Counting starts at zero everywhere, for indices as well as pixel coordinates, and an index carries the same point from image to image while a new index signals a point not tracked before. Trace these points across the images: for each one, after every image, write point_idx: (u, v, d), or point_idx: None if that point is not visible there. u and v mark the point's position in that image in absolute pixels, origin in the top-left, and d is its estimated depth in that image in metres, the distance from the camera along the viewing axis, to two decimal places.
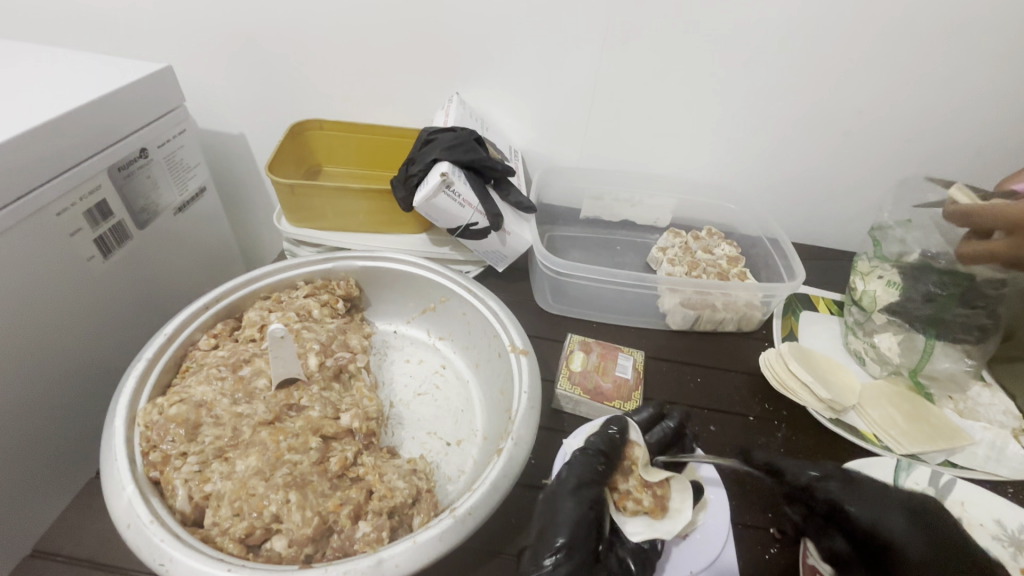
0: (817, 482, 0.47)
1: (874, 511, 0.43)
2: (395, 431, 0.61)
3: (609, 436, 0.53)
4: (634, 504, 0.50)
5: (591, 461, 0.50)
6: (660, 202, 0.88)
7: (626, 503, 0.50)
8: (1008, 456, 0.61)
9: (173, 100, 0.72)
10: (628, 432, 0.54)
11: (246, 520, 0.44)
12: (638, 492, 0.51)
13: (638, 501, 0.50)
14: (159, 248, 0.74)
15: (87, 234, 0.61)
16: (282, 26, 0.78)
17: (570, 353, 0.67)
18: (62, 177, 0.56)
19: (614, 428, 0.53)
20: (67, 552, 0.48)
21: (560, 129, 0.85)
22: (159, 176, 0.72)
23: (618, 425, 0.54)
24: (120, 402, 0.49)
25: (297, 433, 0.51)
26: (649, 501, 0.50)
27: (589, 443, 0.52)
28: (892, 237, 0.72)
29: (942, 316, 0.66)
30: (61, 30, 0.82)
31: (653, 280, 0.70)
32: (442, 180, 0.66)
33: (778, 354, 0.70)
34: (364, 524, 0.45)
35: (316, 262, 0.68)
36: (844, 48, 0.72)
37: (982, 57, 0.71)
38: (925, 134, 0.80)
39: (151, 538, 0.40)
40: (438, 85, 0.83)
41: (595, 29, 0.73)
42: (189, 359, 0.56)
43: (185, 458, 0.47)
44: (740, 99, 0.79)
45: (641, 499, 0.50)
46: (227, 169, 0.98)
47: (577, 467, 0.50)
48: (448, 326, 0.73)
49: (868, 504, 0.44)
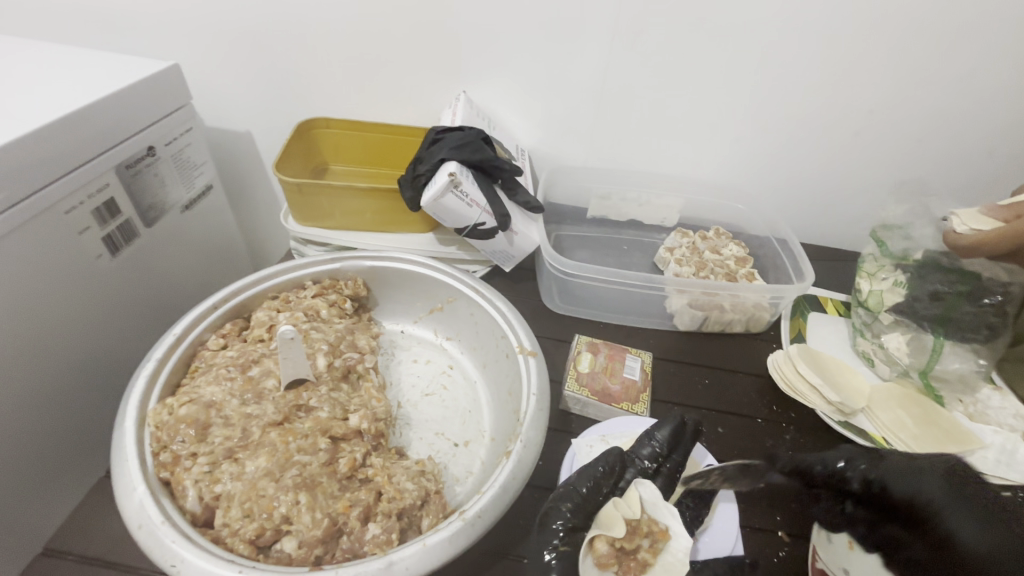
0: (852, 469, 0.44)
1: (912, 485, 0.39)
2: (403, 432, 0.61)
3: (613, 460, 0.52)
4: (651, 544, 0.47)
5: (589, 493, 0.49)
6: (668, 202, 0.88)
7: (654, 551, 0.47)
8: (1018, 460, 0.59)
9: (180, 98, 0.72)
10: (642, 446, 0.54)
11: (256, 521, 0.44)
12: (647, 531, 0.48)
13: (649, 526, 0.48)
14: (167, 246, 0.74)
15: (96, 232, 0.61)
16: (289, 24, 0.78)
17: (577, 353, 0.67)
18: (70, 176, 0.56)
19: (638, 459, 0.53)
20: (78, 550, 0.48)
21: (568, 128, 0.85)
22: (166, 174, 0.72)
23: (610, 461, 0.51)
24: (130, 402, 0.49)
25: (306, 434, 0.51)
26: (649, 536, 0.47)
27: (573, 482, 0.50)
28: (897, 235, 0.71)
29: (951, 315, 0.65)
30: (71, 29, 0.82)
31: (660, 281, 0.69)
32: (449, 180, 0.66)
33: (787, 355, 0.69)
34: (374, 526, 0.46)
35: (324, 262, 0.68)
36: (854, 48, 0.72)
37: (996, 58, 0.71)
38: (938, 136, 0.79)
39: (163, 538, 0.40)
40: (445, 83, 0.82)
41: (604, 26, 0.73)
42: (198, 359, 0.57)
43: (196, 458, 0.47)
44: (750, 98, 0.78)
45: (653, 532, 0.48)
46: (234, 166, 0.98)
47: (581, 481, 0.50)
48: (455, 326, 0.73)
49: (905, 478, 0.40)
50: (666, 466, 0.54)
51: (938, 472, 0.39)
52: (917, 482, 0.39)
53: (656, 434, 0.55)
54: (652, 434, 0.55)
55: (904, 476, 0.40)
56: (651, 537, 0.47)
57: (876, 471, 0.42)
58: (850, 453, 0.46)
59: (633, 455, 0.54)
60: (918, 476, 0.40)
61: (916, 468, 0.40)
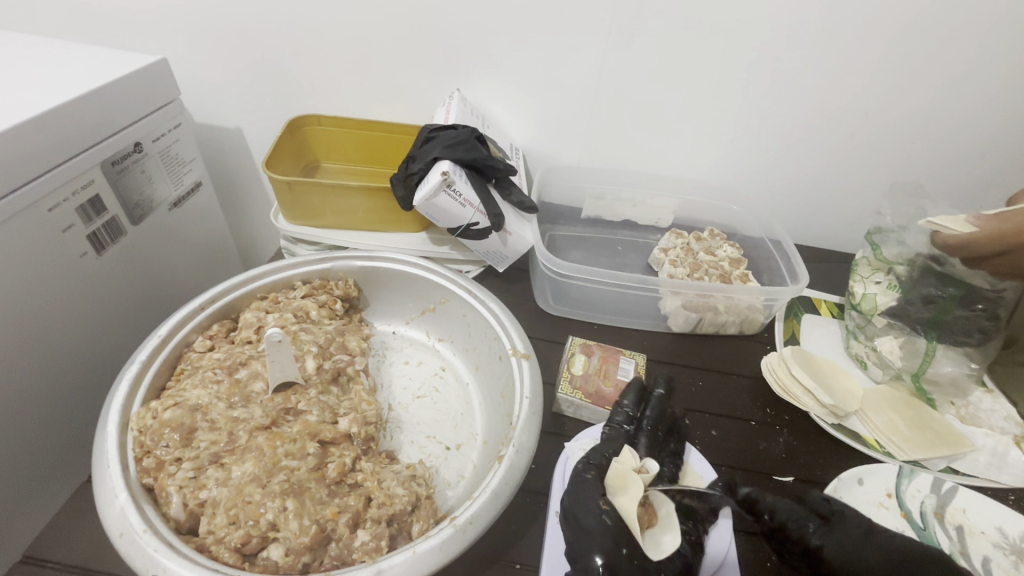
0: (795, 522, 0.47)
1: (853, 555, 0.44)
2: (394, 435, 0.61)
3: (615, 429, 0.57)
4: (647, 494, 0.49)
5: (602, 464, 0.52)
6: (662, 203, 0.87)
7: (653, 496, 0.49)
8: (1009, 463, 0.61)
9: (168, 94, 0.70)
10: (618, 414, 0.58)
11: (242, 528, 0.43)
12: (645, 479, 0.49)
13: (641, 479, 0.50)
14: (154, 245, 0.73)
15: (80, 230, 0.59)
16: (280, 19, 0.77)
17: (570, 356, 0.66)
18: (53, 173, 0.55)
19: (622, 423, 0.58)
20: (59, 558, 0.47)
21: (562, 128, 0.84)
22: (154, 171, 0.71)
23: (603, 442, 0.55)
24: (112, 406, 0.48)
25: (294, 438, 0.50)
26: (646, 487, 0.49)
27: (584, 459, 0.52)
28: (892, 239, 0.70)
29: (943, 319, 0.65)
30: (57, 23, 0.80)
31: (654, 282, 0.69)
32: (442, 180, 0.64)
33: (780, 358, 0.69)
34: (363, 533, 0.45)
35: (314, 262, 0.68)
36: (852, 49, 0.71)
37: (992, 61, 0.71)
38: (931, 138, 0.79)
39: (145, 547, 0.39)
40: (438, 81, 0.81)
41: (600, 25, 0.72)
42: (184, 362, 0.56)
43: (180, 463, 0.47)
44: (744, 99, 0.78)
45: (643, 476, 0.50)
46: (222, 163, 0.97)
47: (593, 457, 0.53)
48: (448, 327, 0.72)
49: (848, 547, 0.44)
50: (642, 423, 0.58)
51: (882, 554, 0.43)
52: (858, 552, 0.44)
53: (623, 401, 0.60)
54: (619, 402, 0.60)
55: (852, 547, 0.44)
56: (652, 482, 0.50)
57: (820, 534, 0.46)
58: (797, 510, 0.47)
59: (609, 420, 0.58)
60: (837, 529, 0.46)
61: (861, 544, 0.44)
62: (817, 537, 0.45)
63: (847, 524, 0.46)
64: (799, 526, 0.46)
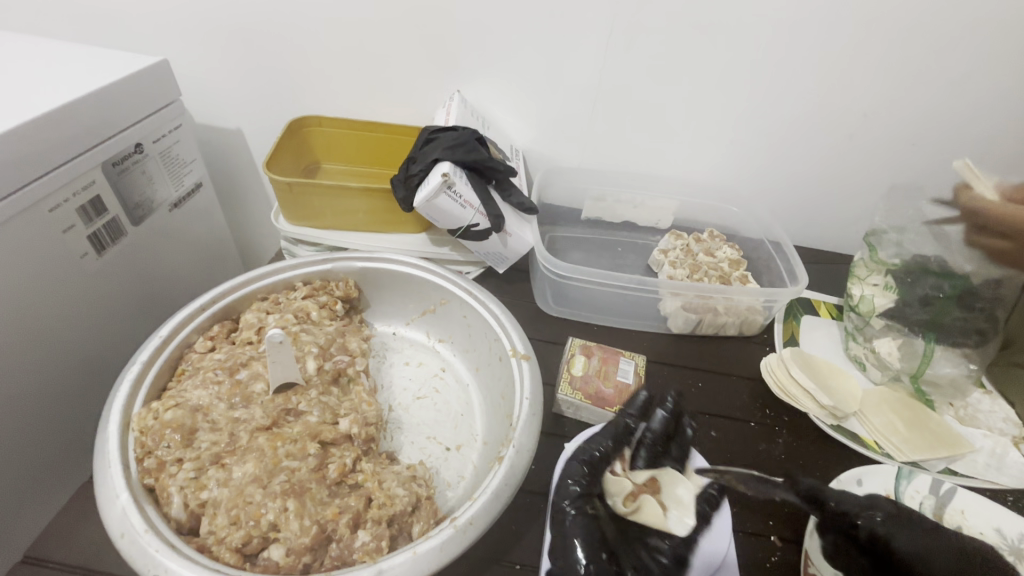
0: (861, 514, 0.47)
1: (918, 545, 0.44)
2: (394, 436, 0.61)
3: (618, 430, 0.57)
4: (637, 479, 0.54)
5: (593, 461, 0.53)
6: (662, 204, 0.88)
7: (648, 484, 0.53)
8: (1007, 464, 0.61)
9: (169, 94, 0.70)
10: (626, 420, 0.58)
11: (243, 529, 0.43)
12: (635, 491, 0.53)
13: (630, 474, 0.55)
14: (155, 245, 0.73)
15: (81, 230, 0.59)
16: (281, 21, 0.77)
17: (570, 357, 0.66)
18: (54, 173, 0.55)
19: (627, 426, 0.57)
20: (59, 558, 0.47)
21: (563, 129, 0.84)
22: (154, 172, 0.71)
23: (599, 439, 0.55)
24: (114, 406, 0.48)
25: (295, 438, 0.50)
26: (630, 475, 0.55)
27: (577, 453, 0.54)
28: (888, 241, 0.71)
29: (940, 321, 0.66)
30: (58, 24, 0.80)
31: (654, 283, 0.69)
32: (443, 181, 0.65)
33: (779, 359, 0.70)
34: (364, 533, 0.45)
35: (314, 263, 0.68)
36: (851, 51, 0.72)
37: (990, 63, 0.71)
38: (931, 140, 0.79)
39: (147, 547, 0.40)
40: (438, 82, 0.82)
41: (600, 26, 0.72)
42: (185, 362, 0.56)
43: (181, 464, 0.47)
44: (744, 101, 0.78)
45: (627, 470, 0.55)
46: (222, 163, 0.97)
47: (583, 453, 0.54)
48: (448, 328, 0.72)
49: (911, 538, 0.45)
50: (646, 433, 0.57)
51: (944, 550, 0.44)
52: (923, 545, 0.44)
53: (630, 410, 0.59)
54: (626, 410, 0.59)
55: (914, 538, 0.45)
56: (647, 488, 0.53)
57: (887, 525, 0.46)
58: (861, 501, 0.49)
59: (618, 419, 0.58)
60: (909, 526, 0.46)
61: (924, 539, 0.45)
62: (882, 528, 0.46)
63: (915, 519, 0.47)
64: (866, 518, 0.47)
